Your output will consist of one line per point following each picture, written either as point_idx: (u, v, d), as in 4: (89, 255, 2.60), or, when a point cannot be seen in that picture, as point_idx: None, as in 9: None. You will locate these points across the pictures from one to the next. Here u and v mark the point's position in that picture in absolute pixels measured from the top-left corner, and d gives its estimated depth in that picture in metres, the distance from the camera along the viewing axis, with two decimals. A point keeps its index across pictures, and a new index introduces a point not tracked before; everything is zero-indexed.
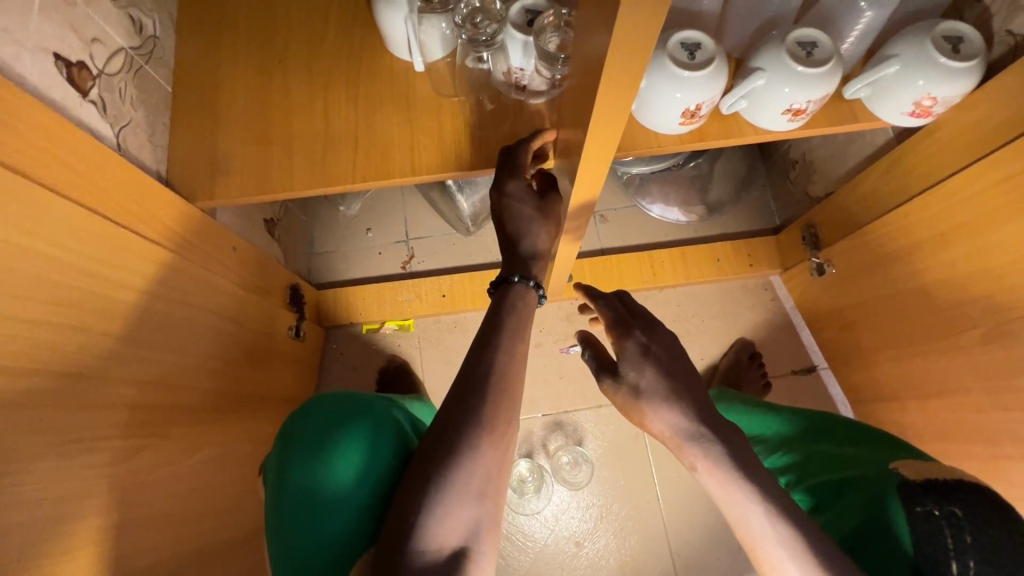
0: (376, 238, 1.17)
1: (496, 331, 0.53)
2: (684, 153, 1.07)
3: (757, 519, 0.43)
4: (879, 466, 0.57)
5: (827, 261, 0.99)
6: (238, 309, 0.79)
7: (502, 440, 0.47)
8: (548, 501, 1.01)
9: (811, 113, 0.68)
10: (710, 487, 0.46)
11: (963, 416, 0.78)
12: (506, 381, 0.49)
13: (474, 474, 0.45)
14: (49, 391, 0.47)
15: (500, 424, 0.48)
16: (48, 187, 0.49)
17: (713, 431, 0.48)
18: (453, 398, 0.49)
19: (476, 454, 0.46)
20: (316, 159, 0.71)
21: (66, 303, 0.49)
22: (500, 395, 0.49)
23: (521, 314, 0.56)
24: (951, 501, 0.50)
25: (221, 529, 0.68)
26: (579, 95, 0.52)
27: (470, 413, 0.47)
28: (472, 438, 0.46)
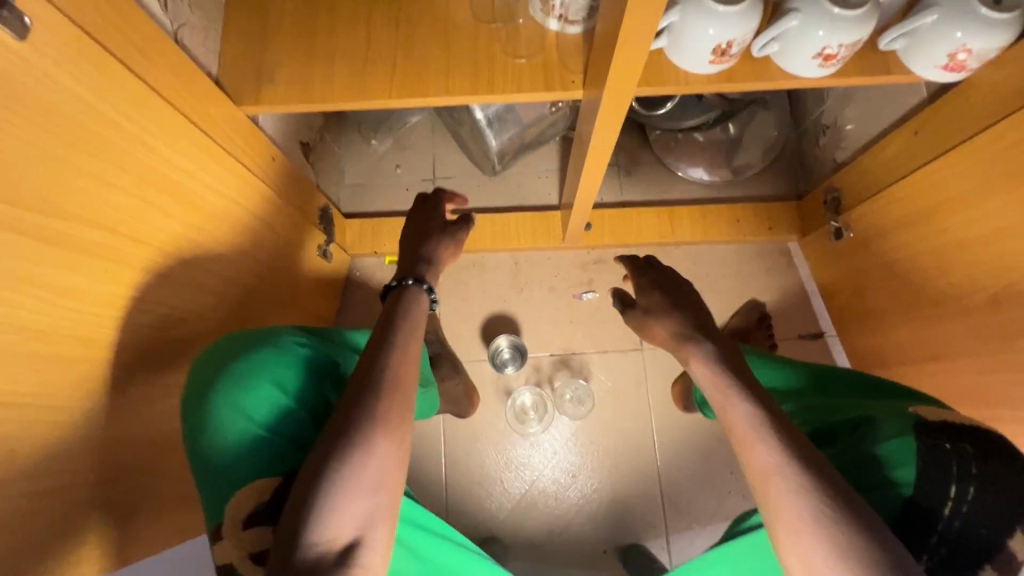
0: (404, 174, 1.21)
1: (388, 334, 0.56)
2: (714, 111, 1.08)
3: (742, 411, 0.49)
4: (897, 409, 0.61)
5: (846, 226, 1.00)
6: (275, 218, 0.84)
7: (395, 431, 0.49)
8: (549, 435, 1.06)
9: (843, 59, 0.68)
10: (702, 384, 0.54)
11: (963, 379, 0.79)
12: (398, 380, 0.52)
13: (369, 465, 0.46)
14: (102, 245, 0.52)
15: (393, 419, 0.49)
16: (122, 62, 0.54)
17: (703, 333, 0.58)
18: (346, 399, 0.50)
19: (371, 445, 0.47)
20: (355, 74, 0.74)
21: (126, 170, 0.54)
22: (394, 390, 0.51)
23: (408, 307, 0.60)
24: (961, 439, 0.54)
25: None
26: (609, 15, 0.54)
27: (363, 405, 0.49)
28: (367, 432, 0.47)
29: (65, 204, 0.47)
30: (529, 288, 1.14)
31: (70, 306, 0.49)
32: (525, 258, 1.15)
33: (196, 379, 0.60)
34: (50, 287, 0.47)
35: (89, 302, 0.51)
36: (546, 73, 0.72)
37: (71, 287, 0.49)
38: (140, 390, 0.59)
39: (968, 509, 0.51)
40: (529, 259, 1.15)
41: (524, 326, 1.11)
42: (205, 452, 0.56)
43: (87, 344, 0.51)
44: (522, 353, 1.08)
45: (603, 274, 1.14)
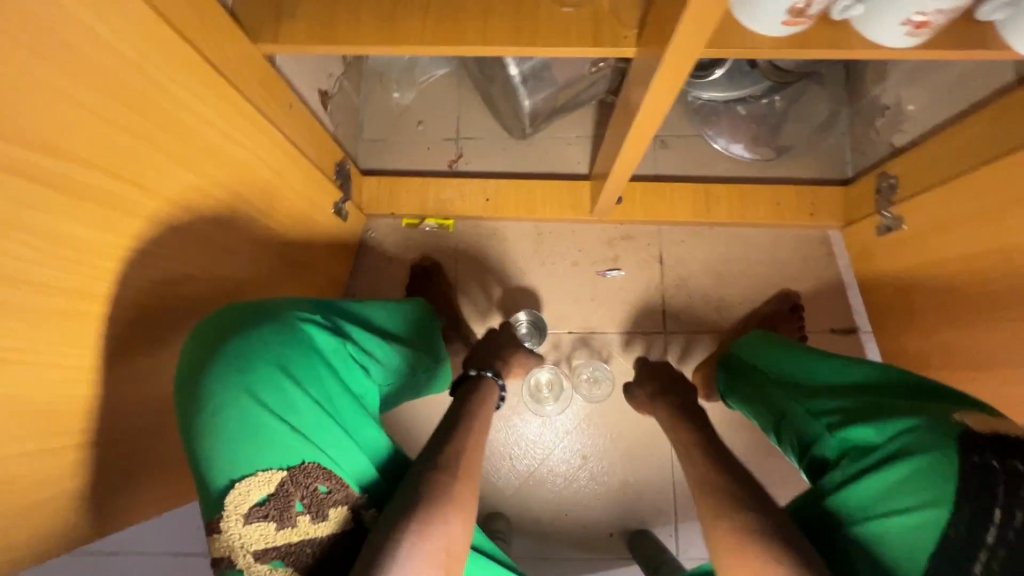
0: (426, 131, 1.14)
1: (460, 427, 0.65)
2: (764, 83, 1.00)
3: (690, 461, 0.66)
4: (940, 415, 0.56)
5: (899, 219, 0.92)
6: (293, 172, 0.78)
7: (455, 527, 0.52)
8: (562, 413, 1.03)
9: (937, 28, 0.61)
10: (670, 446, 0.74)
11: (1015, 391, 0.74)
12: (467, 473, 0.59)
13: (424, 551, 0.49)
14: (103, 190, 0.47)
15: (450, 512, 0.53)
16: None
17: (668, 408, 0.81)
18: (421, 478, 0.55)
19: (429, 532, 0.50)
20: (384, 16, 0.67)
21: (134, 109, 0.48)
22: (454, 492, 0.55)
23: (485, 395, 0.74)
24: (1012, 457, 0.50)
25: None
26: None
27: (422, 501, 0.53)
28: (426, 522, 0.51)
29: (57, 139, 0.42)
30: (550, 261, 1.08)
31: (63, 256, 0.44)
32: (548, 229, 1.10)
33: (193, 364, 0.60)
34: (40, 234, 0.42)
35: (83, 251, 0.46)
36: (598, 27, 0.65)
37: (64, 234, 0.44)
38: (137, 349, 0.55)
39: (1015, 533, 0.47)
40: (553, 231, 1.10)
41: (544, 301, 1.07)
42: (202, 440, 0.57)
43: (83, 298, 0.47)
44: (540, 329, 1.03)
45: (630, 252, 1.09)
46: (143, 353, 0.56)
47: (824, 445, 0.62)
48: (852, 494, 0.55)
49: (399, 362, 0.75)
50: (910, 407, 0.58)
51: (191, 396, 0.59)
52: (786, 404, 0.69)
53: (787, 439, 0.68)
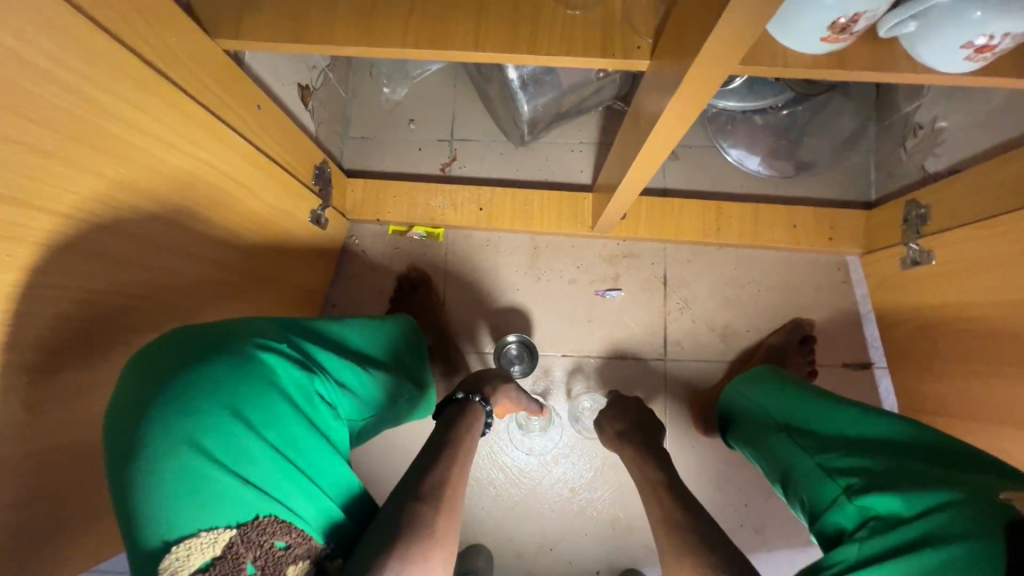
0: (418, 131, 1.05)
1: (439, 446, 0.57)
2: (787, 94, 0.91)
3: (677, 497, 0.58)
4: (981, 495, 0.48)
5: (927, 252, 0.84)
6: (262, 181, 0.70)
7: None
8: (551, 442, 0.97)
9: (999, 52, 0.53)
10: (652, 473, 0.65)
11: None
12: (452, 497, 0.51)
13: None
14: (9, 224, 0.39)
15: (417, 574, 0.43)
16: None
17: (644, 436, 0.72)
18: (395, 509, 0.47)
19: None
20: (363, 11, 0.59)
21: (53, 126, 0.41)
22: (426, 550, 0.44)
23: (469, 413, 0.66)
24: None
25: None
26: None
27: (387, 547, 0.43)
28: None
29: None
30: (547, 277, 1.01)
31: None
32: (545, 243, 1.02)
33: (121, 393, 0.46)
34: None
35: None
36: (606, 35, 0.56)
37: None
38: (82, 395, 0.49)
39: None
40: (550, 245, 1.02)
41: (538, 322, 0.99)
42: (125, 497, 0.42)
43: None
44: (531, 353, 0.96)
45: (632, 271, 1.01)
46: (85, 399, 0.49)
47: (841, 513, 0.55)
48: None
49: (377, 393, 0.60)
50: (943, 481, 0.51)
51: (117, 439, 0.44)
52: (794, 458, 0.63)
53: (794, 496, 0.62)
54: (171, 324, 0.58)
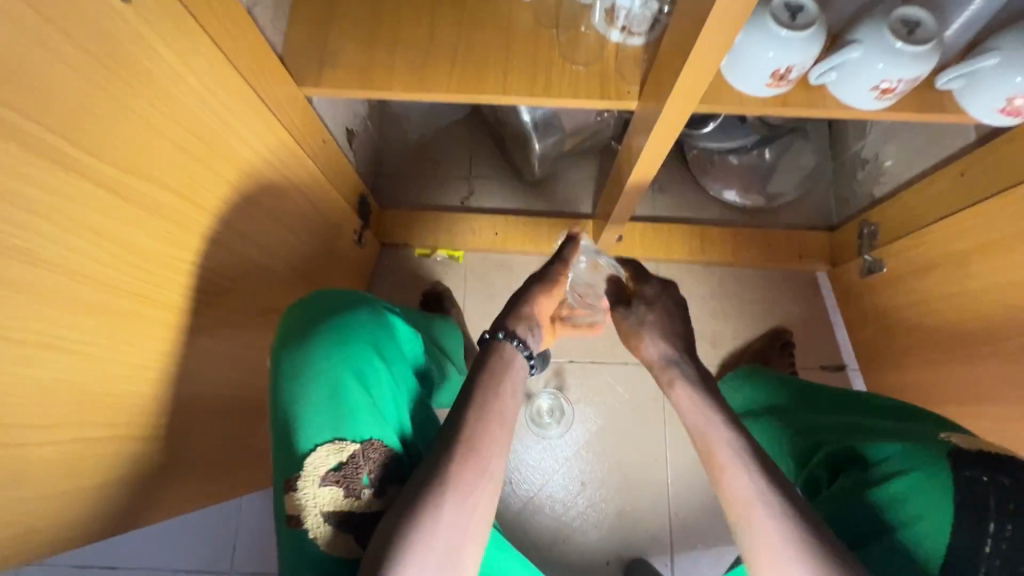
0: (441, 169, 1.22)
1: (470, 392, 0.53)
2: (755, 137, 1.07)
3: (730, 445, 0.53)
4: (928, 436, 0.59)
5: (880, 261, 0.99)
6: (319, 199, 0.85)
7: (467, 527, 0.47)
8: (563, 438, 1.07)
9: (901, 93, 0.69)
10: (683, 404, 0.61)
11: (989, 423, 0.80)
12: (474, 446, 0.49)
13: (430, 551, 0.45)
14: (168, 208, 0.52)
15: (460, 509, 0.47)
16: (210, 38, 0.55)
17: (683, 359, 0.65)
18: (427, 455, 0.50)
19: (434, 531, 0.46)
20: (415, 62, 0.74)
21: (202, 142, 0.55)
22: (466, 489, 0.48)
23: (494, 369, 0.56)
24: (997, 470, 0.52)
25: (250, 386, 0.75)
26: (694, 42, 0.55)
27: (421, 485, 0.48)
28: (431, 522, 0.46)
29: (135, 162, 0.47)
30: None
31: (133, 265, 0.49)
32: None
33: (286, 335, 0.63)
34: (126, 248, 0.48)
35: (150, 261, 0.51)
36: (604, 82, 0.73)
37: (134, 246, 0.49)
38: (193, 354, 0.60)
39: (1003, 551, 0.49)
40: None
41: None
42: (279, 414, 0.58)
43: (143, 302, 0.51)
44: None
45: None
46: (193, 357, 0.61)
47: (819, 463, 0.65)
48: (858, 509, 0.57)
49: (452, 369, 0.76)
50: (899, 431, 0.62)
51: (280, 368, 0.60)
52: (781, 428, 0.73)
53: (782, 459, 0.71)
54: (249, 306, 0.71)
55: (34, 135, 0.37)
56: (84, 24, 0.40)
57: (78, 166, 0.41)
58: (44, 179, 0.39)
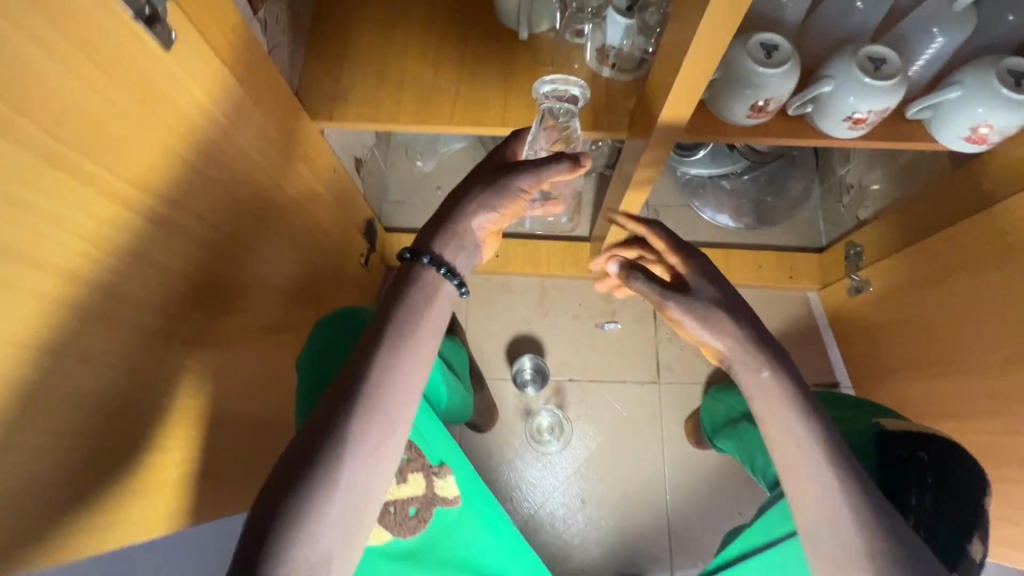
0: (444, 195, 1.28)
1: (375, 340, 0.55)
2: (744, 163, 1.15)
3: (806, 440, 0.58)
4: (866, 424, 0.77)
5: (866, 281, 1.03)
6: (327, 224, 0.90)
7: (371, 472, 0.53)
8: (563, 455, 1.09)
9: (871, 124, 0.74)
10: (771, 396, 0.60)
11: (972, 436, 0.82)
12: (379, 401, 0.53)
13: (337, 495, 0.50)
14: (197, 235, 0.57)
15: (366, 457, 0.52)
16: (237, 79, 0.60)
17: (761, 346, 0.62)
18: (327, 404, 0.52)
19: (343, 479, 0.50)
20: (420, 98, 0.80)
21: (227, 173, 0.60)
22: (374, 440, 0.52)
23: (424, 291, 0.58)
24: (919, 449, 0.70)
25: (259, 403, 0.78)
26: (681, 79, 0.60)
27: (325, 434, 0.51)
28: (339, 471, 0.50)
29: (170, 193, 0.51)
30: (553, 313, 1.18)
31: None
32: (551, 284, 1.20)
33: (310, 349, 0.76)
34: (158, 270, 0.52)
35: (181, 284, 0.55)
36: (597, 114, 0.79)
37: (170, 270, 0.53)
38: (213, 370, 0.64)
39: (926, 515, 0.66)
40: (556, 285, 1.20)
41: (548, 350, 1.15)
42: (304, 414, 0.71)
43: (169, 319, 0.55)
44: (543, 375, 1.12)
45: (627, 307, 1.19)
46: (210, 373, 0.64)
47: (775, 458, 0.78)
48: None
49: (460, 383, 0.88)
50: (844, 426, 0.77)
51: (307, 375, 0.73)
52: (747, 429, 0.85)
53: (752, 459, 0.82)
54: (260, 325, 0.75)
55: (84, 168, 0.42)
56: (130, 70, 0.45)
57: (121, 196, 0.46)
58: (92, 208, 0.43)
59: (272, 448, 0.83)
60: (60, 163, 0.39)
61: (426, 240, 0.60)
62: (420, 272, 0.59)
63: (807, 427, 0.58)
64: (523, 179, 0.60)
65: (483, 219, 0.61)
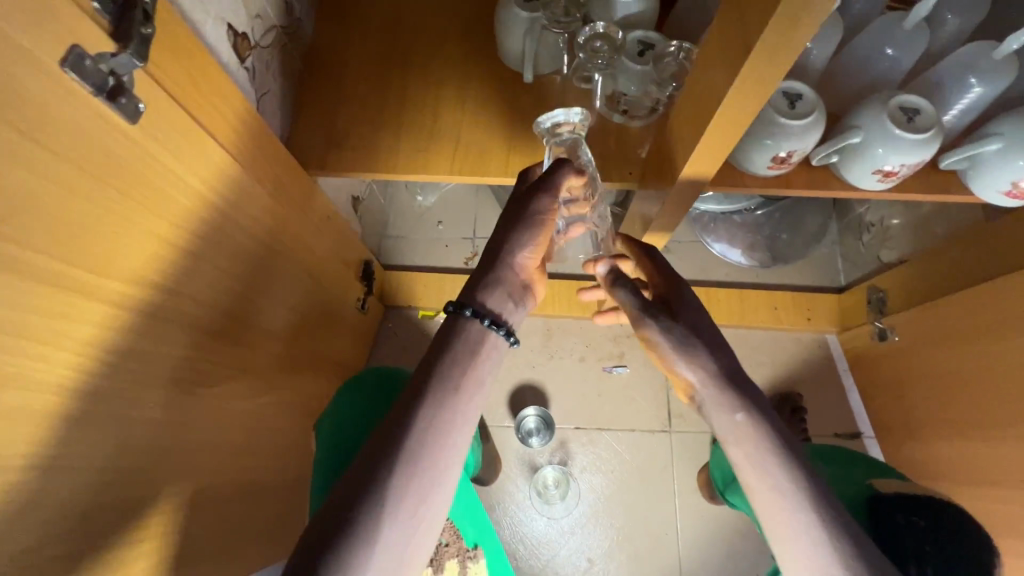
0: (445, 231, 1.24)
1: (431, 378, 0.51)
2: (758, 200, 1.08)
3: (782, 489, 0.52)
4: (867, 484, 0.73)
5: (891, 328, 0.98)
6: (322, 273, 0.86)
7: (411, 538, 0.46)
8: (569, 510, 1.03)
9: (903, 176, 0.68)
10: (743, 440, 0.55)
11: (1005, 509, 0.76)
12: (434, 447, 0.48)
13: (372, 566, 0.44)
14: (169, 309, 0.52)
15: (406, 522, 0.46)
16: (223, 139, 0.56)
17: (735, 387, 0.57)
18: (375, 448, 0.47)
19: (380, 547, 0.44)
20: (419, 146, 0.76)
21: (210, 240, 0.55)
22: (416, 504, 0.47)
23: (470, 338, 0.53)
24: (917, 513, 0.63)
25: (248, 472, 0.73)
26: (704, 140, 0.55)
27: (370, 486, 0.45)
28: (376, 538, 0.44)
29: (135, 270, 0.46)
30: (559, 356, 1.12)
31: (133, 370, 0.48)
32: (557, 324, 1.15)
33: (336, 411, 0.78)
34: (128, 356, 0.47)
35: (150, 364, 0.50)
36: (607, 164, 0.73)
37: (134, 351, 0.48)
38: (193, 448, 0.59)
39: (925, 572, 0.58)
40: (562, 326, 1.14)
41: (553, 397, 1.10)
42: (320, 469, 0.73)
43: (143, 405, 0.50)
44: (549, 425, 1.06)
45: (636, 349, 1.13)
46: (194, 453, 0.59)
47: None
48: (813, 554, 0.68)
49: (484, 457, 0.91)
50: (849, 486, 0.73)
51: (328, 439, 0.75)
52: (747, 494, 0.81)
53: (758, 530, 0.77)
54: (248, 391, 0.70)
55: (25, 261, 0.37)
56: (90, 148, 0.40)
57: (71, 283, 0.41)
58: (34, 303, 0.38)
59: (262, 515, 0.78)
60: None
61: (470, 290, 0.55)
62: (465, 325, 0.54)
63: (783, 470, 0.52)
64: (545, 200, 0.57)
65: (526, 256, 0.58)
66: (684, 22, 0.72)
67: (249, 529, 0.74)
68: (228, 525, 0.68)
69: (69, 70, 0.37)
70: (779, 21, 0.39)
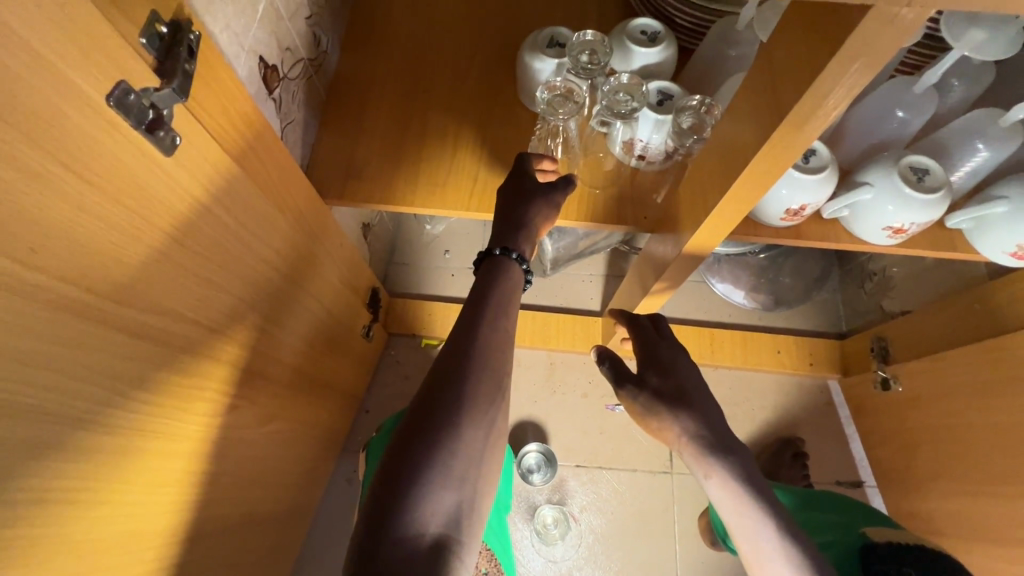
0: (452, 260, 1.25)
1: (478, 314, 0.53)
2: (763, 244, 1.08)
3: (775, 555, 0.50)
4: (855, 532, 0.70)
5: (895, 377, 0.98)
6: (333, 300, 0.86)
7: (490, 439, 0.47)
8: (566, 552, 1.01)
9: (911, 233, 0.70)
10: (727, 505, 0.53)
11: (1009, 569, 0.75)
12: (491, 371, 0.49)
13: (458, 458, 0.45)
14: (186, 338, 0.51)
15: (484, 421, 0.47)
16: (250, 169, 0.56)
17: (718, 450, 0.54)
18: (436, 379, 0.48)
19: (463, 444, 0.45)
20: (435, 181, 0.77)
21: (230, 270, 0.55)
22: (489, 404, 0.48)
23: (504, 283, 0.57)
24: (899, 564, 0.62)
25: (246, 503, 0.71)
26: (727, 195, 0.55)
27: (437, 411, 0.46)
28: (459, 432, 0.45)
29: (162, 299, 0.46)
30: (562, 391, 1.12)
31: (144, 401, 0.47)
32: (560, 358, 1.14)
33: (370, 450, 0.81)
34: (141, 387, 0.46)
35: (160, 394, 0.49)
36: (620, 209, 0.75)
37: (146, 381, 0.47)
38: (196, 479, 0.57)
39: None
40: (565, 361, 1.14)
41: (552, 433, 1.08)
42: None
43: (151, 437, 0.49)
44: (551, 461, 1.04)
45: None
46: (195, 486, 0.58)
47: None
48: None
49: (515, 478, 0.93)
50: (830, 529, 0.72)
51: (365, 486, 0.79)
52: None
53: None
54: (255, 420, 0.69)
55: (61, 293, 0.36)
56: (127, 180, 0.40)
57: (98, 314, 0.40)
58: (59, 334, 0.37)
59: (253, 546, 0.76)
60: (16, 287, 0.33)
61: (508, 236, 0.60)
62: (507, 266, 0.58)
63: (768, 530, 0.51)
64: (563, 192, 0.65)
65: (543, 226, 0.64)
66: (702, 76, 0.75)
67: (238, 562, 0.71)
68: (222, 557, 0.66)
69: (114, 105, 0.37)
70: (811, 92, 0.40)
